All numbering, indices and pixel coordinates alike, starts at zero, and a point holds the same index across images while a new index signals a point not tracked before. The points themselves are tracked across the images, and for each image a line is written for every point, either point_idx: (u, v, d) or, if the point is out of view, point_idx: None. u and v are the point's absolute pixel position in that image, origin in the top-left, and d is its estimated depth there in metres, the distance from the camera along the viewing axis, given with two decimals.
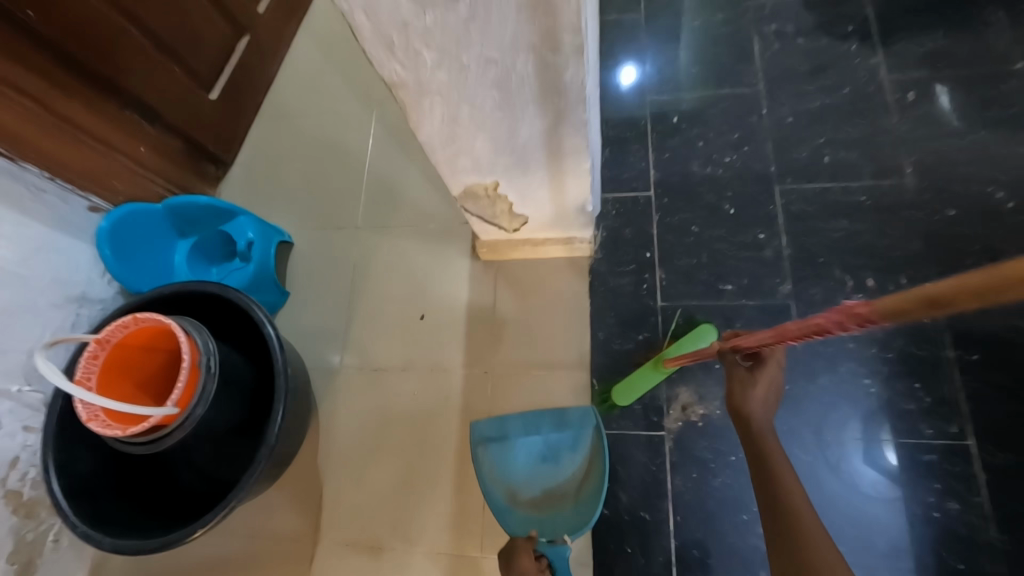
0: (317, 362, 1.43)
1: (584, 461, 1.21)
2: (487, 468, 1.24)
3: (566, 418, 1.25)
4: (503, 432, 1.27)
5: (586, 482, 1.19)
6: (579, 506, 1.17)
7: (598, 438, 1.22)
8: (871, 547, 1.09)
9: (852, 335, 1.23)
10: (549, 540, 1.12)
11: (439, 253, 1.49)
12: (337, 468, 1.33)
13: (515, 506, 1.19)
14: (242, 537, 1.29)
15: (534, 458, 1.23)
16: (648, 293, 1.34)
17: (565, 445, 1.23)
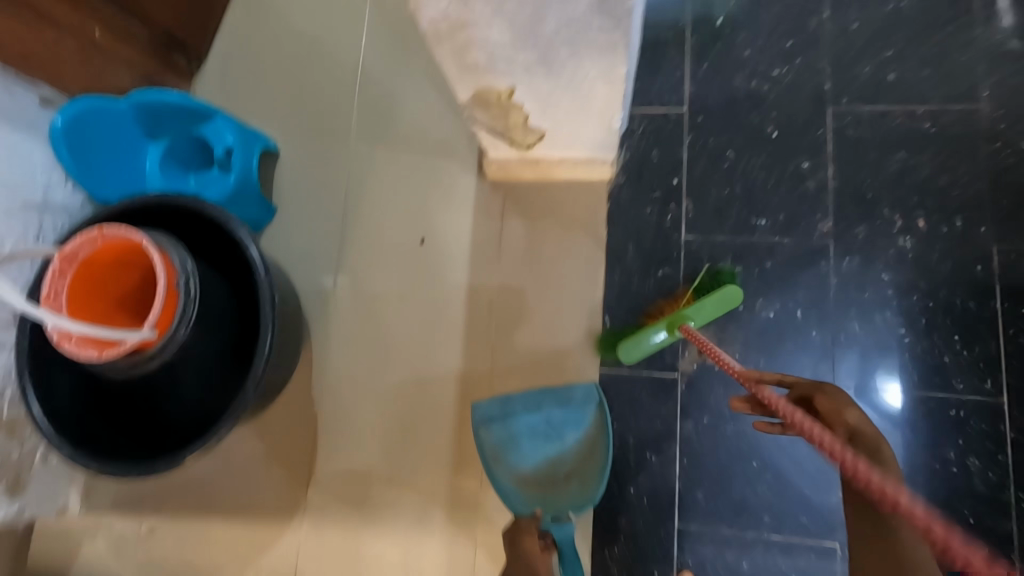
0: (309, 285, 1.33)
1: (588, 439, 1.14)
2: (491, 450, 1.15)
3: (569, 394, 1.15)
4: (503, 412, 1.16)
5: (591, 462, 1.12)
6: (583, 486, 1.11)
7: (603, 417, 1.13)
8: None
9: (892, 281, 1.13)
10: (554, 518, 1.09)
11: (442, 171, 1.34)
12: (332, 396, 1.28)
13: (518, 489, 1.13)
14: (239, 458, 1.27)
15: (537, 437, 1.15)
16: (672, 225, 1.22)
17: (568, 424, 1.14)
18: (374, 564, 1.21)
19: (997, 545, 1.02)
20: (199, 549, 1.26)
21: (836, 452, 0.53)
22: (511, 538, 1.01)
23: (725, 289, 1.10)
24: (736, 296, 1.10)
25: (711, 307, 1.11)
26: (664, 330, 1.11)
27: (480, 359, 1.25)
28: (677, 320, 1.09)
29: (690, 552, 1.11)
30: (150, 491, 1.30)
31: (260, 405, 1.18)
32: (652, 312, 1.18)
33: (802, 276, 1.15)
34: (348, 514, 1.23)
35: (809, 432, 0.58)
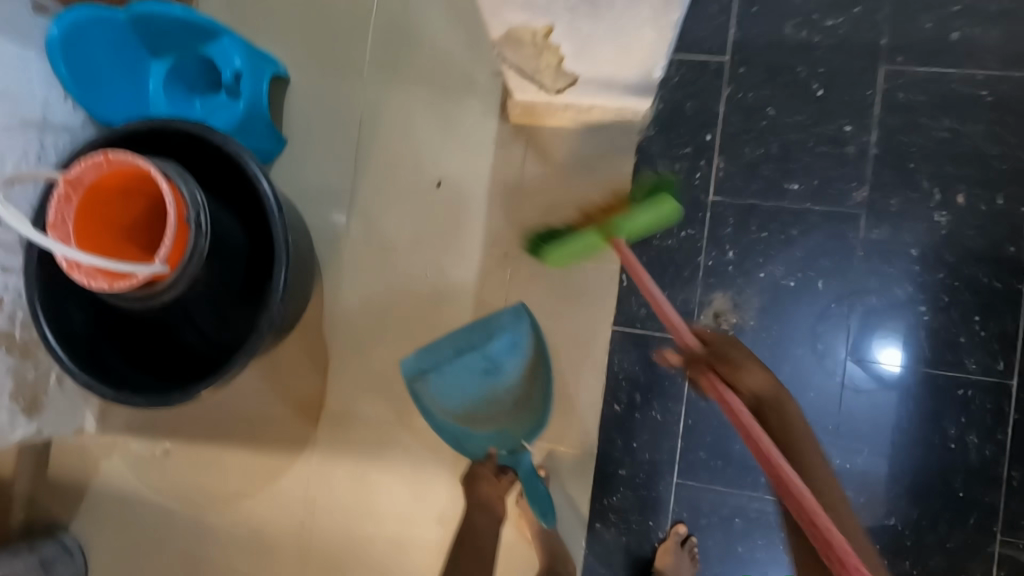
0: (320, 222, 1.30)
1: (528, 363, 1.15)
2: (431, 400, 1.14)
3: (498, 323, 1.13)
4: (436, 359, 1.12)
5: (533, 386, 1.15)
6: (531, 410, 1.16)
7: (536, 338, 1.13)
8: (859, 454, 1.09)
9: (921, 257, 1.10)
10: (510, 451, 1.14)
11: (461, 110, 1.26)
12: (342, 336, 1.28)
13: (467, 429, 1.15)
14: (251, 391, 1.30)
15: (476, 375, 1.13)
16: (700, 184, 1.17)
17: (505, 354, 1.13)
18: (382, 496, 1.26)
19: (982, 517, 1.06)
20: (212, 473, 1.31)
21: (828, 532, 0.65)
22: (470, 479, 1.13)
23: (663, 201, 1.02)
24: (671, 214, 1.04)
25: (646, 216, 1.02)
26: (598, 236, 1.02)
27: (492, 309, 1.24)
28: (614, 228, 1.00)
29: (686, 505, 1.15)
30: (163, 416, 1.33)
31: (272, 342, 1.18)
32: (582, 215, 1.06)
33: (829, 246, 1.12)
34: (357, 449, 1.27)
35: (800, 496, 0.67)
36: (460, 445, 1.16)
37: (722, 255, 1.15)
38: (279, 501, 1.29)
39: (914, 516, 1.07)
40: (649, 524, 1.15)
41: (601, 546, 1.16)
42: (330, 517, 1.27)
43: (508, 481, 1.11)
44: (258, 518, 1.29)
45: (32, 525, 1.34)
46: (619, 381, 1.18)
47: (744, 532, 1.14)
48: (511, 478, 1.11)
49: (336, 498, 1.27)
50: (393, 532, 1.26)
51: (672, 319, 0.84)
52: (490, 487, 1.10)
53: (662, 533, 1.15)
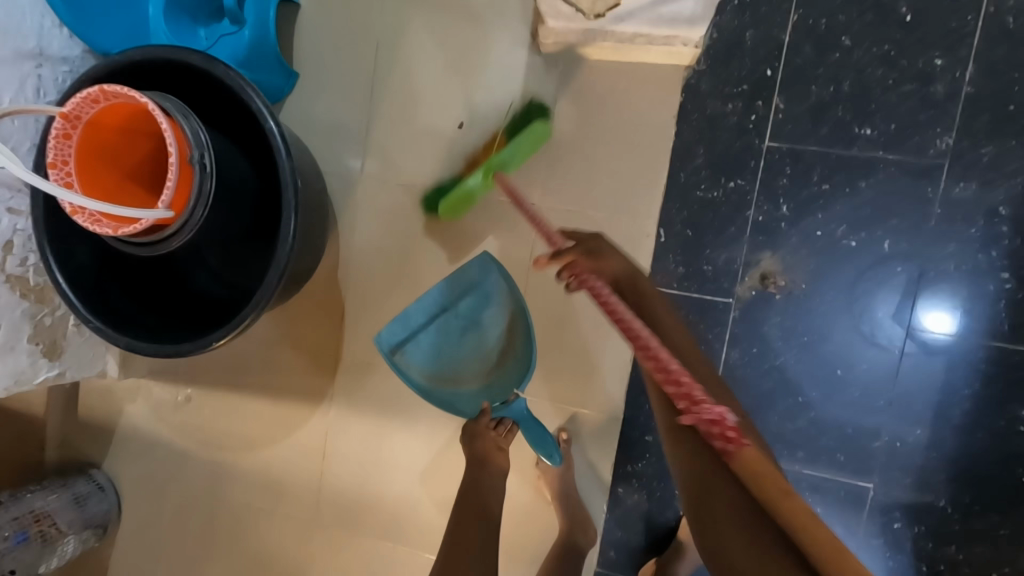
0: (335, 166, 1.22)
1: (506, 312, 1.08)
2: (414, 370, 1.09)
3: (467, 279, 1.08)
4: (411, 327, 1.08)
5: (515, 333, 1.07)
6: (517, 358, 1.07)
7: (507, 282, 1.06)
8: (911, 431, 1.00)
9: (1009, 218, 0.96)
10: (502, 402, 1.07)
11: (487, 40, 1.13)
12: (359, 288, 1.23)
13: (456, 392, 1.09)
14: (267, 340, 1.27)
15: (454, 334, 1.09)
16: (755, 129, 1.03)
17: (479, 306, 1.09)
18: (399, 450, 1.24)
19: None
20: (233, 419, 1.32)
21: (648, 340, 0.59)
22: (469, 436, 1.03)
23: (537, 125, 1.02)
24: (538, 127, 1.02)
25: (524, 145, 1.03)
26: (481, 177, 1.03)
27: (517, 263, 1.15)
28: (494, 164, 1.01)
29: None
30: (182, 362, 1.33)
31: (287, 292, 1.13)
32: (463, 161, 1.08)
33: (901, 201, 0.99)
34: (374, 402, 1.25)
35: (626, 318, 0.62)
36: (455, 411, 1.10)
37: (774, 210, 1.03)
38: (298, 450, 1.29)
39: (965, 500, 0.99)
40: (674, 492, 1.11)
41: (622, 511, 1.12)
42: (348, 467, 1.27)
43: (507, 432, 1.04)
44: (278, 465, 1.30)
45: (65, 460, 1.38)
46: None
47: None
48: (509, 427, 1.04)
49: (353, 450, 1.26)
50: (409, 486, 1.24)
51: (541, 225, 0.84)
52: (490, 441, 1.02)
53: None
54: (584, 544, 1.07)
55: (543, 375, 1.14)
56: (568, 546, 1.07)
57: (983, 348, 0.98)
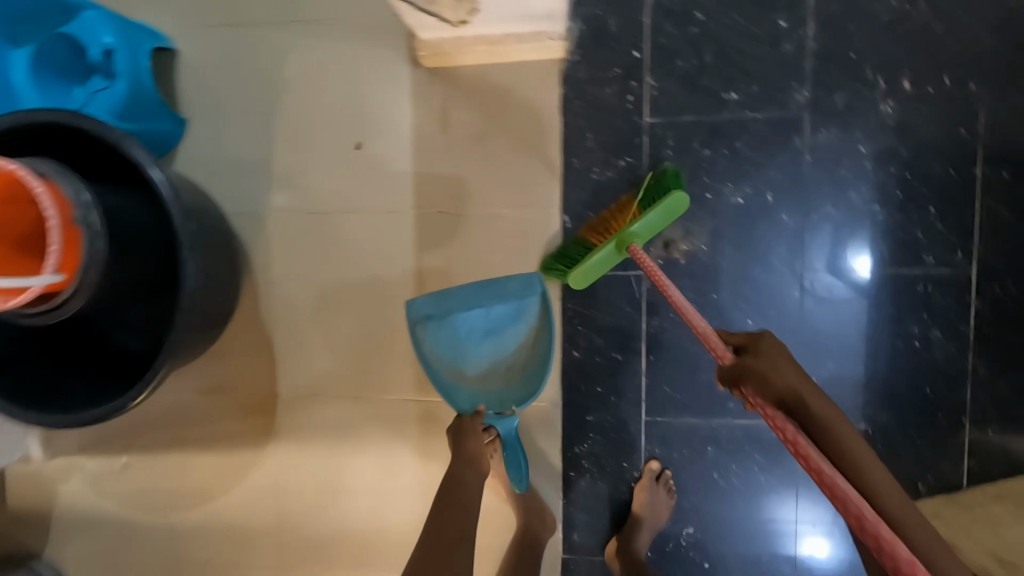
0: (240, 206, 1.21)
1: (530, 333, 1.07)
2: (428, 349, 1.06)
3: (509, 288, 1.04)
4: (442, 309, 1.04)
5: (532, 354, 1.07)
6: (526, 377, 1.07)
7: (545, 308, 1.05)
8: (826, 365, 1.07)
9: (871, 154, 1.04)
10: (497, 413, 1.06)
11: (371, 60, 1.15)
12: (286, 323, 1.22)
13: (457, 384, 1.07)
14: (200, 390, 1.24)
15: (477, 334, 1.06)
16: (634, 107, 1.09)
17: (508, 319, 1.06)
18: (351, 480, 1.21)
19: (950, 412, 1.04)
20: (178, 478, 1.27)
21: (849, 500, 0.54)
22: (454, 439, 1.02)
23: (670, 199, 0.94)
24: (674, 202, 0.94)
25: (656, 218, 0.96)
26: (613, 248, 0.99)
27: (436, 272, 1.17)
28: (625, 237, 0.97)
29: (657, 441, 1.13)
30: (114, 429, 1.27)
31: (205, 338, 1.11)
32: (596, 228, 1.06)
33: (777, 155, 1.06)
34: (319, 434, 1.22)
35: (815, 466, 0.57)
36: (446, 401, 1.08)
37: None
38: (250, 497, 1.25)
39: (885, 420, 1.05)
40: (624, 465, 1.13)
41: (577, 493, 1.15)
42: (304, 507, 1.23)
43: (489, 441, 1.07)
44: (232, 517, 1.26)
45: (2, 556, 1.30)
46: (575, 327, 1.13)
47: (717, 460, 1.11)
48: (492, 436, 1.07)
49: (304, 486, 1.23)
50: (367, 514, 1.21)
51: (698, 325, 0.79)
52: (475, 443, 1.00)
53: (637, 472, 1.13)
54: (545, 536, 1.12)
55: None
56: (530, 539, 1.11)
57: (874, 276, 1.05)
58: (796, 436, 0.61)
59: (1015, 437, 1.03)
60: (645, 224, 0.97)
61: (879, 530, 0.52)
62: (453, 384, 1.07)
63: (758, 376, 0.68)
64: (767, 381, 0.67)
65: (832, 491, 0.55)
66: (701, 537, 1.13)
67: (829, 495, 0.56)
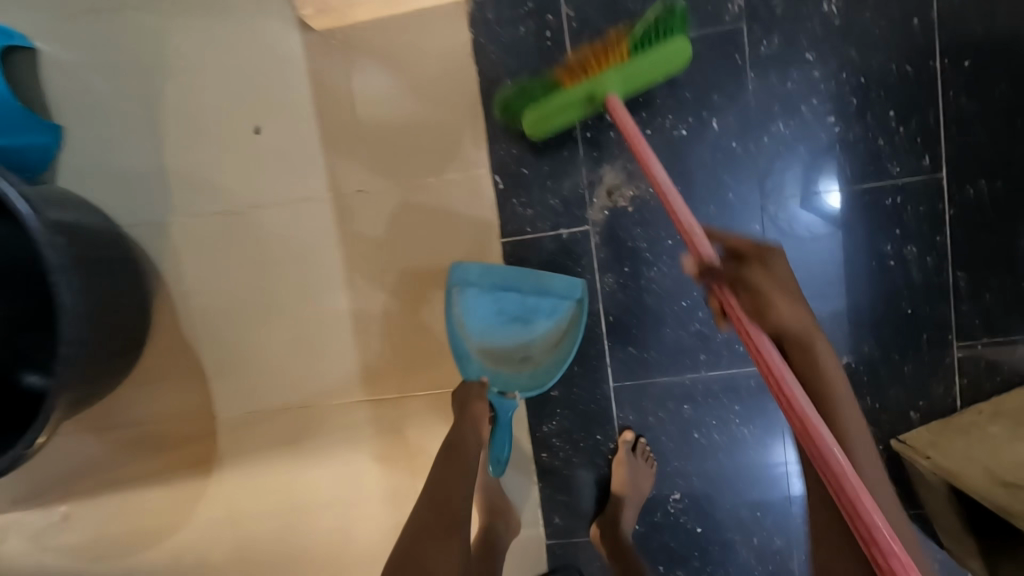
0: (138, 215, 1.08)
1: (555, 332, 1.00)
2: (455, 313, 0.98)
3: (552, 281, 0.97)
4: (486, 280, 0.97)
5: (550, 353, 1.00)
6: (538, 370, 1.00)
7: (578, 316, 0.98)
8: None
9: (820, 61, 0.94)
10: (500, 391, 0.98)
11: (257, 29, 1.02)
12: (213, 338, 1.11)
13: (471, 353, 0.99)
14: (130, 422, 1.13)
15: (507, 315, 1.00)
16: (554, 44, 0.97)
17: (539, 311, 1.00)
18: (310, 496, 1.11)
19: (935, 331, 0.96)
20: (123, 521, 1.16)
21: (826, 445, 0.53)
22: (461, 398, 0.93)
23: (665, 48, 0.85)
24: (673, 51, 0.85)
25: (642, 68, 0.86)
26: (586, 97, 0.87)
27: (365, 259, 1.06)
28: (604, 86, 0.86)
29: (630, 408, 1.04)
30: (44, 477, 1.16)
31: (115, 365, 1.00)
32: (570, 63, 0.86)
33: (717, 77, 0.95)
34: (268, 452, 1.12)
35: (799, 408, 0.55)
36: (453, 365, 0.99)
37: (599, 122, 0.98)
38: (206, 530, 1.14)
39: (866, 349, 0.97)
40: (598, 438, 1.05)
41: (552, 475, 1.06)
42: (263, 532, 1.13)
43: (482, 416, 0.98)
44: (190, 554, 1.15)
45: None
46: None
47: (696, 418, 1.03)
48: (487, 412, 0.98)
49: (261, 509, 1.13)
50: (332, 530, 1.11)
51: (683, 218, 0.70)
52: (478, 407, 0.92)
53: (612, 444, 1.04)
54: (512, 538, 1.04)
55: (431, 365, 1.06)
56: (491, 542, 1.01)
57: (837, 201, 0.96)
58: (787, 377, 0.57)
59: (1007, 350, 0.95)
60: (628, 71, 0.86)
61: (846, 479, 0.51)
62: (467, 352, 0.98)
63: (761, 298, 0.65)
64: (763, 305, 0.65)
65: (809, 431, 0.54)
66: (690, 502, 1.05)
67: (801, 433, 0.55)
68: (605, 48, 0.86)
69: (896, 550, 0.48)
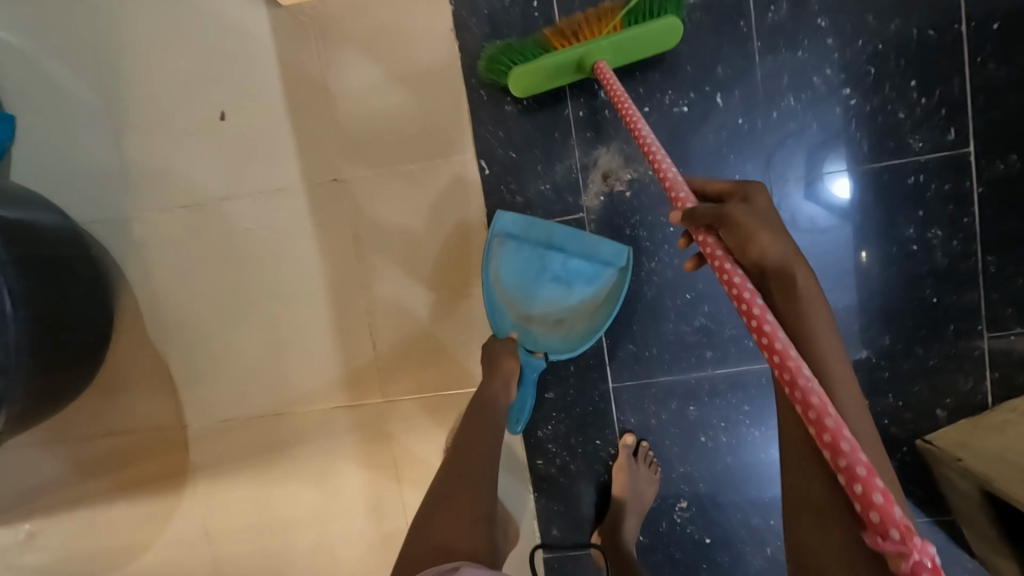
0: (98, 212, 1.01)
1: (593, 300, 0.92)
2: (494, 264, 0.90)
3: (597, 246, 0.89)
4: (531, 234, 0.89)
5: (584, 321, 0.92)
6: (571, 336, 0.91)
7: (620, 287, 0.90)
8: None
9: (833, 27, 0.86)
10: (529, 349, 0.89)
11: (220, 7, 0.95)
12: (182, 342, 1.03)
13: (505, 306, 0.91)
14: (98, 433, 1.06)
15: (546, 275, 0.92)
16: (542, 16, 0.89)
17: (581, 276, 0.92)
18: (289, 510, 1.04)
19: (962, 321, 0.88)
20: (91, 540, 1.08)
21: (811, 390, 0.42)
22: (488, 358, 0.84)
23: (660, 23, 0.77)
24: (669, 27, 0.77)
25: (634, 41, 0.78)
26: (573, 62, 0.80)
27: (343, 254, 0.98)
28: (593, 52, 0.78)
29: (630, 410, 0.96)
30: (7, 493, 1.08)
31: (75, 372, 0.93)
32: (563, 27, 0.83)
33: (720, 48, 0.88)
34: (244, 462, 1.04)
35: (780, 349, 0.44)
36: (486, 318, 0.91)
37: (593, 101, 0.90)
38: (180, 549, 1.07)
39: (887, 342, 0.89)
40: (597, 443, 0.97)
41: (548, 484, 0.98)
42: (241, 548, 1.05)
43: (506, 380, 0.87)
44: (164, 575, 1.07)
45: None
46: None
47: (703, 419, 0.95)
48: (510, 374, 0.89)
49: (238, 524, 1.05)
50: (314, 545, 1.04)
51: (664, 168, 0.63)
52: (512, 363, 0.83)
53: (612, 449, 0.97)
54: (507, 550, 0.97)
55: (416, 367, 0.98)
56: None
57: (847, 193, 0.88)
58: (768, 317, 0.47)
59: None
60: (621, 43, 0.79)
61: (837, 430, 0.40)
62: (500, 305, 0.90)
63: (743, 234, 0.53)
64: (751, 238, 0.53)
65: (791, 375, 0.43)
66: (698, 511, 0.97)
67: (782, 378, 0.44)
68: (600, 21, 0.81)
69: (900, 518, 0.36)
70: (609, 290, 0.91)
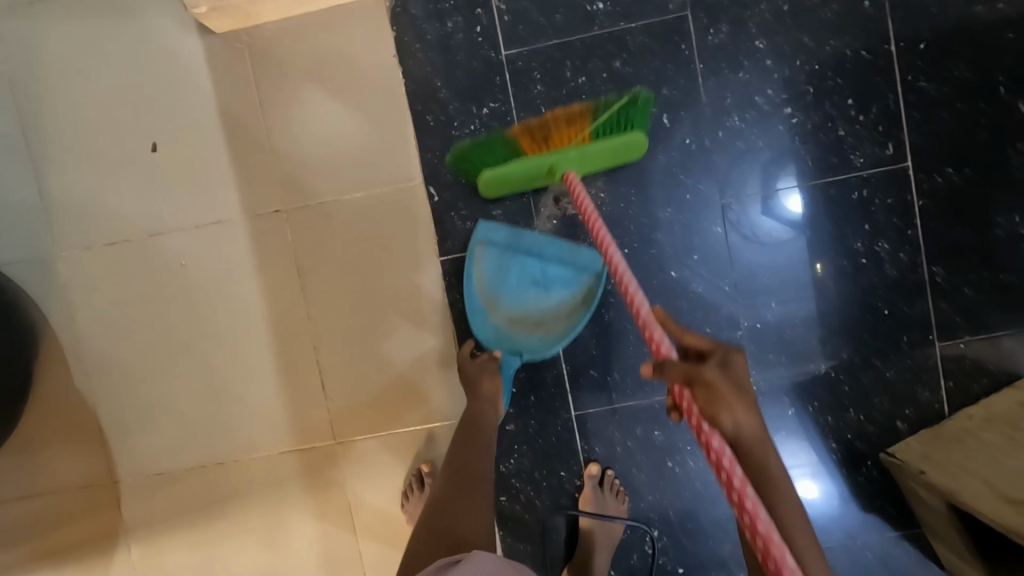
0: (18, 252, 0.93)
1: (571, 305, 0.89)
2: (475, 271, 0.89)
3: (574, 249, 0.88)
4: (509, 241, 0.89)
5: (563, 323, 0.88)
6: (550, 337, 0.88)
7: (597, 287, 0.87)
8: (768, 308, 0.90)
9: (772, 48, 0.87)
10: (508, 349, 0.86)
11: (152, 36, 0.90)
12: (113, 390, 0.95)
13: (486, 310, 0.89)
14: (18, 495, 0.96)
15: (525, 279, 0.89)
16: (486, 41, 0.89)
17: (560, 279, 0.89)
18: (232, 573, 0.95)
19: (914, 331, 0.88)
20: None
21: None
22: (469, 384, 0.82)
23: (628, 140, 0.78)
24: (633, 145, 0.79)
25: (602, 156, 0.79)
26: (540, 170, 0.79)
27: (287, 288, 0.93)
28: (562, 161, 0.78)
29: (594, 439, 0.93)
30: None
31: None
32: (533, 127, 0.78)
33: (665, 70, 0.88)
34: (183, 517, 0.95)
35: (763, 531, 0.40)
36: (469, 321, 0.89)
37: None
38: None
39: (845, 355, 0.89)
40: (561, 475, 0.93)
41: (514, 522, 0.93)
42: None
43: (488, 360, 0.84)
44: None
45: None
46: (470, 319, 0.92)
47: (669, 445, 0.92)
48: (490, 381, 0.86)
49: None
50: None
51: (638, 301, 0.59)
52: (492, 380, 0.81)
53: (578, 481, 0.93)
54: None
55: (368, 404, 0.93)
56: None
57: (798, 206, 0.89)
58: (749, 491, 0.42)
59: (992, 348, 0.88)
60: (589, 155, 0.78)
61: None
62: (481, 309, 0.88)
63: None
64: None
65: (776, 565, 0.39)
66: (670, 541, 0.93)
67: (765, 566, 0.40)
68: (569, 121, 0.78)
69: None
70: (587, 292, 0.89)
